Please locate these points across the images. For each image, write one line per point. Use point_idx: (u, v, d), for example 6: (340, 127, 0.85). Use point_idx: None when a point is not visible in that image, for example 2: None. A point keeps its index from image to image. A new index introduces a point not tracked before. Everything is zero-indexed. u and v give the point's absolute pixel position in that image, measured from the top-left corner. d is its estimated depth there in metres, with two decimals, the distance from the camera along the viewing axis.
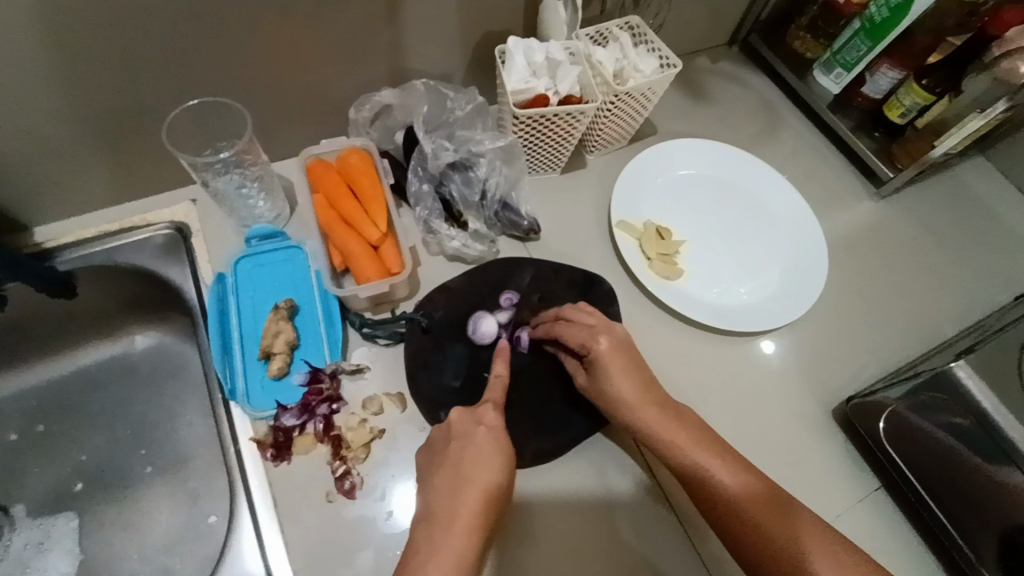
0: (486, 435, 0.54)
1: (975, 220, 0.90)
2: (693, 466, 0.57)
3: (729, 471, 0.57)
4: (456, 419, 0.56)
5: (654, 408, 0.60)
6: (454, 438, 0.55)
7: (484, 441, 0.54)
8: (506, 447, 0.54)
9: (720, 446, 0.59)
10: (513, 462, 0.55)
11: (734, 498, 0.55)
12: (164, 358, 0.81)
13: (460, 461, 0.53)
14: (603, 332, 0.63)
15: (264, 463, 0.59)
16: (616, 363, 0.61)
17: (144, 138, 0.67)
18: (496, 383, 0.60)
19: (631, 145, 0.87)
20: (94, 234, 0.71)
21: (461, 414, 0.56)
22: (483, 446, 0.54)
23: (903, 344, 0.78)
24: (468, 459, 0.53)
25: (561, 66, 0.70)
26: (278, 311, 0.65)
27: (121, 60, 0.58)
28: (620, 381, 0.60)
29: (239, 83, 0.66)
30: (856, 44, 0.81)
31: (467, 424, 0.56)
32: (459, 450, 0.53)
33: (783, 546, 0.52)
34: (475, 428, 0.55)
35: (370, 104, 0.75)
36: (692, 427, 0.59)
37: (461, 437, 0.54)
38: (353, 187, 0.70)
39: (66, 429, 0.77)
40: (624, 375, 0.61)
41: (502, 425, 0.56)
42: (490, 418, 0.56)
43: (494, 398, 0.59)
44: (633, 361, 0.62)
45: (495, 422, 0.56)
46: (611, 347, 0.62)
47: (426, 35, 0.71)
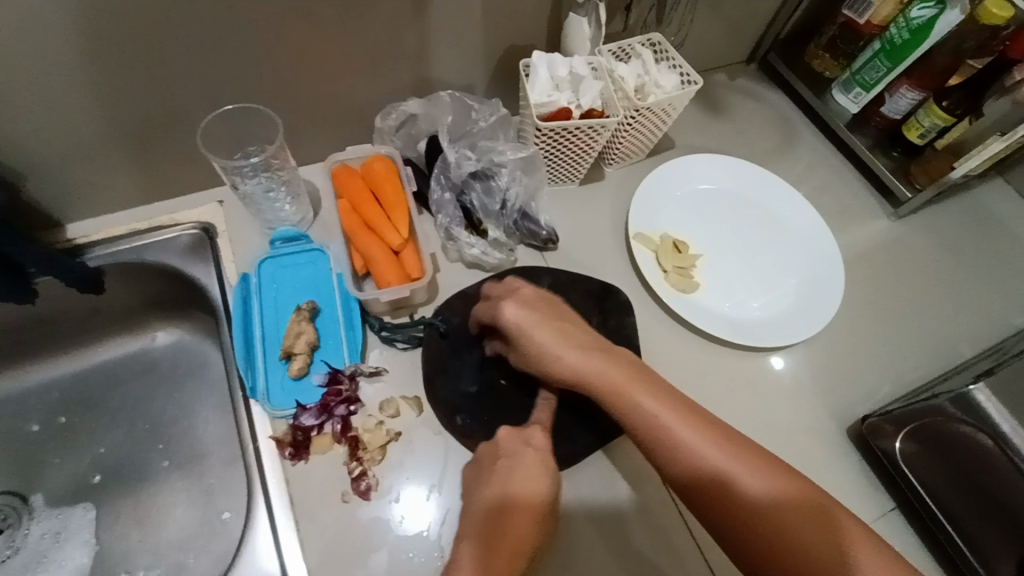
0: (532, 455, 0.55)
1: (993, 241, 0.89)
2: (686, 448, 0.52)
3: (738, 453, 0.52)
4: (505, 436, 0.57)
5: (625, 380, 0.56)
6: (501, 456, 0.56)
7: (531, 460, 0.55)
8: (553, 468, 0.55)
9: (718, 427, 0.54)
10: (559, 482, 0.56)
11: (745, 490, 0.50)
12: (185, 356, 0.83)
13: (508, 477, 0.54)
14: (536, 307, 0.62)
15: (282, 462, 0.60)
16: (547, 332, 0.59)
17: (176, 140, 0.69)
18: (544, 405, 0.62)
19: (648, 158, 0.88)
20: (124, 232, 0.73)
21: (509, 433, 0.57)
22: (530, 465, 0.54)
23: (919, 364, 0.77)
24: (514, 475, 0.54)
25: (584, 81, 0.71)
26: (300, 313, 0.66)
27: (162, 64, 0.61)
28: (561, 349, 0.59)
29: (271, 89, 0.68)
30: (876, 65, 0.82)
31: (515, 443, 0.57)
32: (507, 468, 0.54)
33: (810, 541, 0.48)
34: (523, 447, 0.56)
35: (395, 114, 0.77)
36: (671, 399, 0.55)
37: (510, 456, 0.55)
38: (377, 194, 0.72)
39: (88, 423, 0.79)
40: (562, 339, 0.59)
41: (549, 446, 0.57)
42: (538, 439, 0.57)
43: (541, 419, 0.60)
44: (572, 330, 0.61)
45: (542, 443, 0.57)
46: (545, 319, 0.61)
47: (453, 47, 0.73)
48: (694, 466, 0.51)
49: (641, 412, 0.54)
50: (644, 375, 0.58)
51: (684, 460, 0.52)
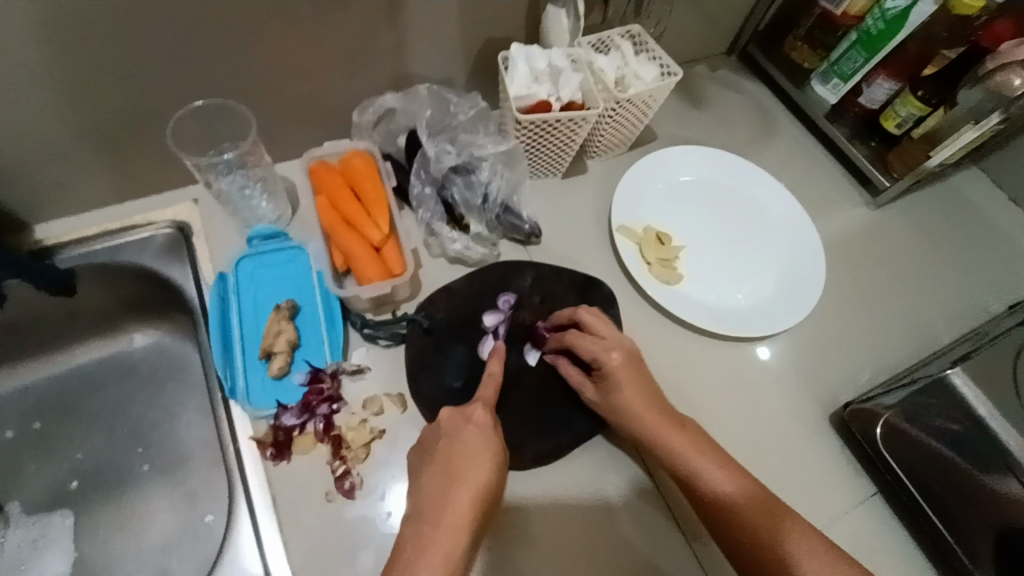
0: (474, 433, 0.54)
1: (969, 229, 0.91)
2: (699, 478, 0.57)
3: (723, 473, 0.57)
4: (446, 416, 0.56)
5: (658, 419, 0.60)
6: (443, 436, 0.55)
7: (473, 439, 0.54)
8: (494, 443, 0.54)
9: (722, 457, 0.58)
10: (504, 459, 0.54)
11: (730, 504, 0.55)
12: (164, 358, 0.81)
13: (448, 458, 0.52)
14: (615, 347, 0.63)
15: (264, 463, 0.59)
16: (623, 378, 0.61)
17: (148, 137, 0.67)
18: (490, 382, 0.61)
19: (631, 151, 0.88)
20: (96, 233, 0.71)
21: (451, 413, 0.56)
22: (473, 444, 0.53)
23: (899, 350, 0.78)
24: (456, 456, 0.52)
25: (564, 73, 0.70)
26: (280, 311, 0.65)
27: (129, 59, 0.59)
28: (627, 394, 0.61)
29: (245, 85, 0.67)
30: (853, 55, 0.83)
31: (457, 422, 0.55)
32: (448, 449, 0.53)
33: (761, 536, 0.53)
34: (464, 426, 0.55)
35: (373, 108, 0.76)
36: (697, 438, 0.59)
37: (451, 436, 0.54)
38: (356, 190, 0.71)
39: (65, 429, 0.77)
40: (633, 387, 0.61)
41: (492, 424, 0.56)
42: (480, 416, 0.56)
43: (485, 397, 0.59)
44: (642, 374, 0.63)
45: (484, 420, 0.55)
46: (622, 363, 0.62)
47: (431, 40, 0.72)
48: (687, 477, 0.57)
49: (669, 450, 0.58)
50: (683, 418, 0.61)
51: (693, 486, 0.57)
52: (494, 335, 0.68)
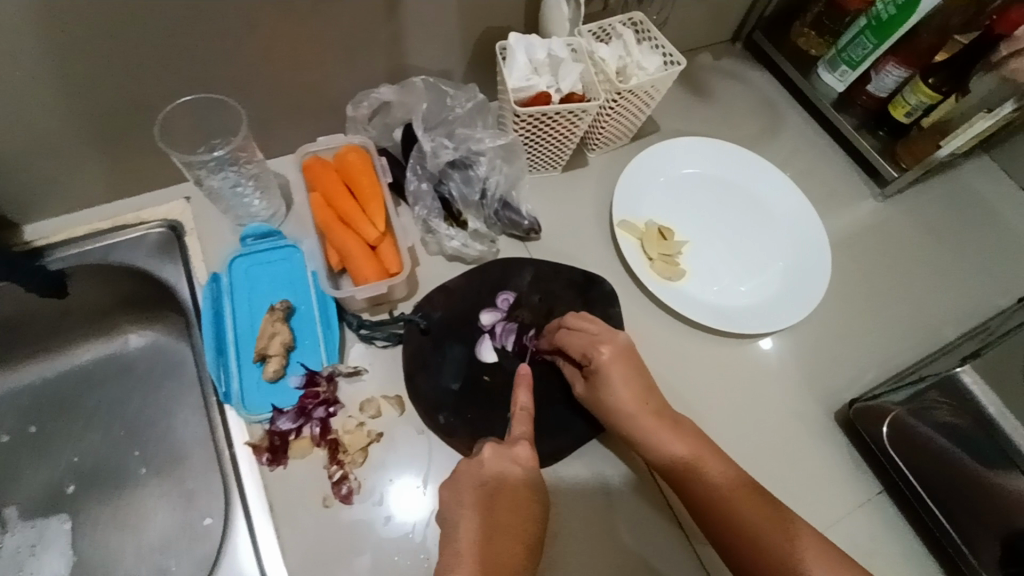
0: (521, 477, 0.52)
1: (978, 221, 0.89)
2: (695, 479, 0.56)
3: (725, 475, 0.57)
4: (491, 455, 0.53)
5: (655, 419, 0.58)
6: (486, 477, 0.52)
7: (520, 483, 0.52)
8: (537, 488, 0.52)
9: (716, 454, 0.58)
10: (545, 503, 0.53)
11: (733, 505, 0.55)
12: (158, 358, 0.80)
13: (494, 502, 0.50)
14: (605, 341, 0.61)
15: (260, 467, 0.58)
16: (617, 374, 0.60)
17: (136, 133, 0.65)
18: (523, 416, 0.58)
19: (633, 143, 0.85)
20: (85, 232, 0.70)
21: (495, 451, 0.53)
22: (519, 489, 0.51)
23: (905, 346, 0.77)
24: (503, 498, 0.50)
25: (564, 64, 0.68)
26: (275, 312, 0.64)
27: (114, 51, 0.57)
28: (619, 393, 0.59)
29: (234, 79, 0.64)
30: (862, 42, 0.80)
31: (502, 462, 0.53)
32: (494, 489, 0.51)
33: (773, 547, 0.53)
34: (510, 466, 0.52)
35: (368, 101, 0.73)
36: (693, 438, 0.58)
37: (497, 476, 0.52)
38: (351, 186, 0.69)
39: (60, 430, 0.76)
40: (623, 386, 0.59)
41: (535, 466, 0.54)
42: (524, 457, 0.54)
43: (524, 433, 0.56)
44: (635, 368, 0.61)
45: (529, 462, 0.53)
46: (613, 356, 0.60)
47: (426, 30, 0.69)
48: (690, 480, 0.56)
49: (665, 453, 0.57)
50: (676, 417, 0.60)
51: (693, 490, 0.56)
52: (491, 335, 0.67)
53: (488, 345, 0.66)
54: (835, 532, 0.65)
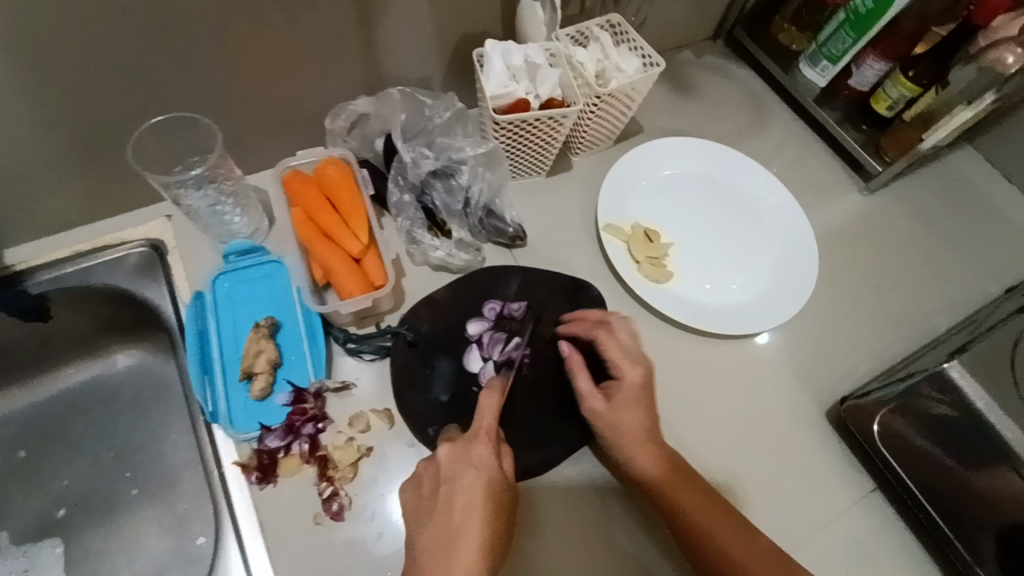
0: (475, 475, 0.53)
1: (965, 211, 0.89)
2: (680, 511, 0.56)
3: (710, 512, 0.56)
4: (448, 459, 0.55)
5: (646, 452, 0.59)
6: (443, 479, 0.54)
7: (472, 482, 0.53)
8: (498, 482, 0.54)
9: (699, 485, 0.59)
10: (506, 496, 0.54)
11: (711, 537, 0.55)
12: (146, 378, 0.79)
13: (449, 509, 0.52)
14: (639, 365, 0.63)
15: (249, 487, 0.57)
16: (641, 397, 0.62)
17: (112, 155, 0.65)
18: (488, 409, 0.59)
19: (616, 145, 0.85)
20: (66, 256, 0.69)
21: (449, 453, 0.55)
22: (475, 490, 0.52)
23: (895, 341, 0.77)
24: (458, 498, 0.52)
25: (541, 69, 0.68)
26: (259, 330, 0.63)
27: (85, 72, 0.56)
28: (636, 417, 0.60)
29: (210, 97, 0.64)
30: (841, 36, 0.80)
31: (456, 464, 0.54)
32: (449, 493, 0.53)
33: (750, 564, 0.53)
34: (465, 467, 0.54)
35: (345, 114, 0.73)
36: (679, 471, 0.59)
37: (450, 478, 0.54)
38: (331, 199, 0.68)
39: (50, 455, 0.75)
40: (642, 409, 0.61)
41: (492, 462, 0.55)
42: (480, 455, 0.55)
43: (484, 428, 0.57)
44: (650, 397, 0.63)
45: (486, 459, 0.55)
46: (636, 382, 0.62)
47: (402, 39, 0.69)
48: (686, 522, 0.56)
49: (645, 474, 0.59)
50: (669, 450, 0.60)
51: (678, 519, 0.56)
52: (478, 345, 0.67)
53: (476, 356, 0.66)
54: (828, 531, 0.65)
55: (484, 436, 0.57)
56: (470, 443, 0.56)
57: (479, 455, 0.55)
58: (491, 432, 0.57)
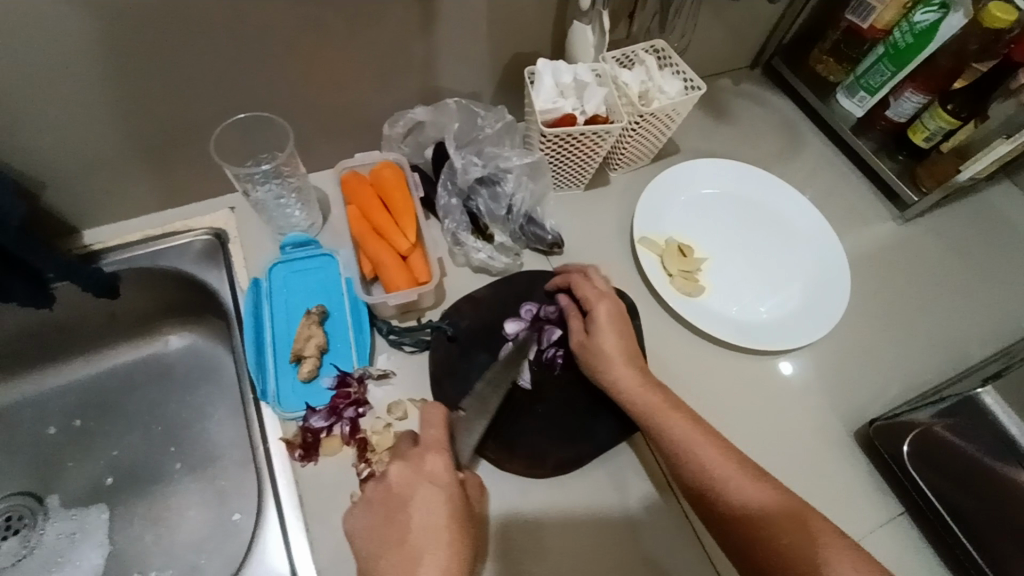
0: (433, 492, 0.50)
1: (1002, 245, 0.89)
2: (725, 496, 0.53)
3: (765, 502, 0.52)
4: (401, 479, 0.51)
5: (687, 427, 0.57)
6: (400, 502, 0.50)
7: (432, 500, 0.49)
8: (456, 499, 0.50)
9: (747, 466, 0.55)
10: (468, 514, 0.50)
11: (765, 527, 0.51)
12: (196, 359, 0.84)
13: (409, 538, 0.47)
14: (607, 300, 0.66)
15: (292, 463, 0.61)
16: (614, 329, 0.64)
17: (190, 149, 0.71)
18: (436, 418, 0.56)
19: (653, 163, 0.88)
20: (138, 239, 0.75)
21: (402, 471, 0.52)
22: (436, 508, 0.49)
23: (928, 368, 0.77)
24: (416, 523, 0.48)
25: (588, 88, 0.72)
26: (310, 316, 0.67)
27: (178, 73, 0.62)
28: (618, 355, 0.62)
29: (283, 101, 0.70)
30: (880, 69, 0.83)
31: (412, 482, 0.51)
32: (405, 519, 0.49)
33: (802, 559, 0.49)
34: (422, 486, 0.50)
35: (404, 121, 0.77)
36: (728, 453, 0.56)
37: (407, 500, 0.50)
38: (385, 200, 0.73)
39: (103, 425, 0.80)
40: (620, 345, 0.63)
41: (449, 478, 0.52)
42: (436, 472, 0.52)
43: (435, 440, 0.54)
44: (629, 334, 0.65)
45: (442, 475, 0.51)
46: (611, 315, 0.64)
47: (460, 55, 0.74)
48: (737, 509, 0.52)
49: (688, 449, 0.56)
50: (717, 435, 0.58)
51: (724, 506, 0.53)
52: (516, 343, 0.69)
53: None
54: None
55: (435, 448, 0.53)
56: (423, 457, 0.53)
57: (433, 472, 0.52)
58: (443, 443, 0.54)
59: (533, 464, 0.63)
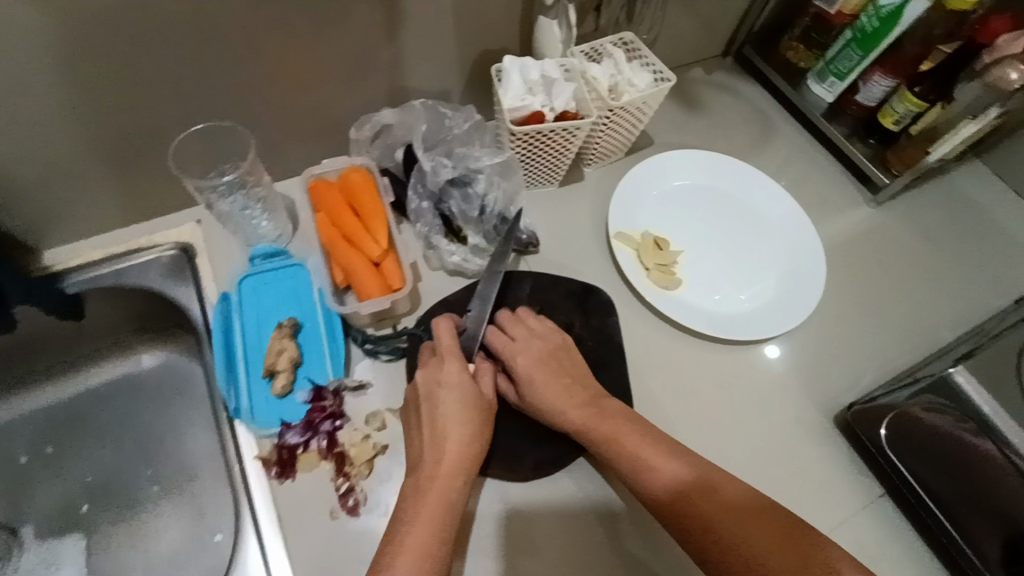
0: (450, 393, 0.58)
1: (972, 226, 0.90)
2: (694, 509, 0.53)
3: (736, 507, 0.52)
4: (424, 380, 0.60)
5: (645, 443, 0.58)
6: (422, 402, 0.59)
7: (449, 399, 0.58)
8: (472, 397, 0.59)
9: (729, 487, 0.54)
10: (483, 408, 0.59)
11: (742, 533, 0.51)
12: (170, 376, 0.82)
13: (433, 422, 0.57)
14: (521, 348, 0.64)
15: (269, 481, 0.59)
16: (536, 378, 0.62)
17: (150, 161, 0.68)
18: (446, 332, 0.62)
19: (627, 157, 0.88)
20: (101, 257, 0.72)
21: (425, 377, 0.60)
22: (457, 404, 0.58)
23: (903, 351, 0.78)
24: (437, 417, 0.58)
25: (556, 83, 0.70)
26: (282, 330, 0.65)
27: (131, 83, 0.60)
28: (550, 398, 0.61)
29: (243, 108, 0.68)
30: (849, 53, 0.83)
31: (431, 385, 0.59)
32: (427, 412, 0.58)
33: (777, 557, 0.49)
34: (438, 389, 0.59)
35: (370, 124, 0.76)
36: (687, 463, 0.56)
37: (428, 400, 0.59)
38: (354, 205, 0.71)
39: (76, 449, 0.78)
40: (548, 387, 0.62)
41: (465, 382, 0.59)
42: (452, 375, 0.59)
43: (450, 350, 0.61)
44: (556, 370, 0.63)
45: (457, 378, 0.59)
46: (527, 362, 0.63)
47: (426, 55, 0.72)
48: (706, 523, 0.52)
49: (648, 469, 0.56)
50: (680, 453, 0.57)
51: (694, 520, 0.52)
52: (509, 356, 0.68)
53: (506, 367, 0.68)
54: (837, 537, 0.65)
55: (450, 354, 0.61)
56: (442, 363, 0.60)
57: (450, 374, 0.60)
58: (457, 351, 0.62)
59: (513, 468, 0.63)
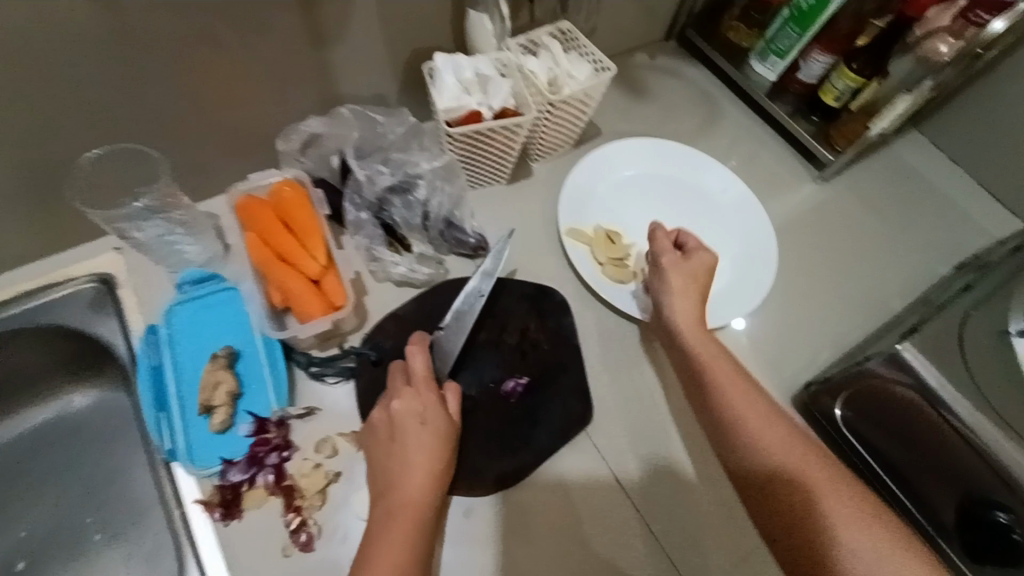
0: (425, 429, 0.57)
1: (914, 196, 0.92)
2: (751, 438, 0.58)
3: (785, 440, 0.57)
4: (400, 411, 0.58)
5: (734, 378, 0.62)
6: (397, 433, 0.57)
7: (425, 434, 0.57)
8: (444, 432, 0.58)
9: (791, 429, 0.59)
10: (453, 445, 0.58)
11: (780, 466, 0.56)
12: (105, 416, 0.75)
13: (404, 456, 0.56)
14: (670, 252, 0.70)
15: (214, 524, 0.56)
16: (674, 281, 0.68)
17: (53, 191, 0.62)
18: (422, 361, 0.61)
19: (575, 148, 0.85)
20: (11, 296, 0.67)
21: (404, 406, 0.58)
22: (427, 439, 0.57)
23: (854, 325, 0.79)
24: (410, 452, 0.56)
25: (492, 81, 0.68)
26: (217, 361, 0.62)
27: (18, 110, 0.54)
28: (680, 306, 0.67)
29: (154, 126, 0.62)
30: (787, 32, 0.82)
31: (408, 418, 0.58)
32: (399, 446, 0.56)
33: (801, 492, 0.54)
34: (417, 423, 0.57)
35: (296, 134, 0.71)
36: (761, 405, 0.60)
37: (403, 433, 0.57)
38: (287, 221, 0.66)
39: (6, 504, 0.72)
40: (682, 297, 0.67)
41: (441, 416, 0.58)
42: (429, 408, 0.58)
43: (430, 381, 0.60)
44: (693, 282, 0.68)
45: (434, 412, 0.58)
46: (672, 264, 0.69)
47: (352, 56, 0.68)
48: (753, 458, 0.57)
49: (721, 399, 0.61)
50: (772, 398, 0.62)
51: (743, 446, 0.58)
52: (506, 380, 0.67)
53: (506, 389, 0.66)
54: None
55: (426, 384, 0.60)
56: (418, 392, 0.59)
57: (426, 404, 0.59)
58: (431, 381, 0.60)
59: (476, 484, 0.61)
